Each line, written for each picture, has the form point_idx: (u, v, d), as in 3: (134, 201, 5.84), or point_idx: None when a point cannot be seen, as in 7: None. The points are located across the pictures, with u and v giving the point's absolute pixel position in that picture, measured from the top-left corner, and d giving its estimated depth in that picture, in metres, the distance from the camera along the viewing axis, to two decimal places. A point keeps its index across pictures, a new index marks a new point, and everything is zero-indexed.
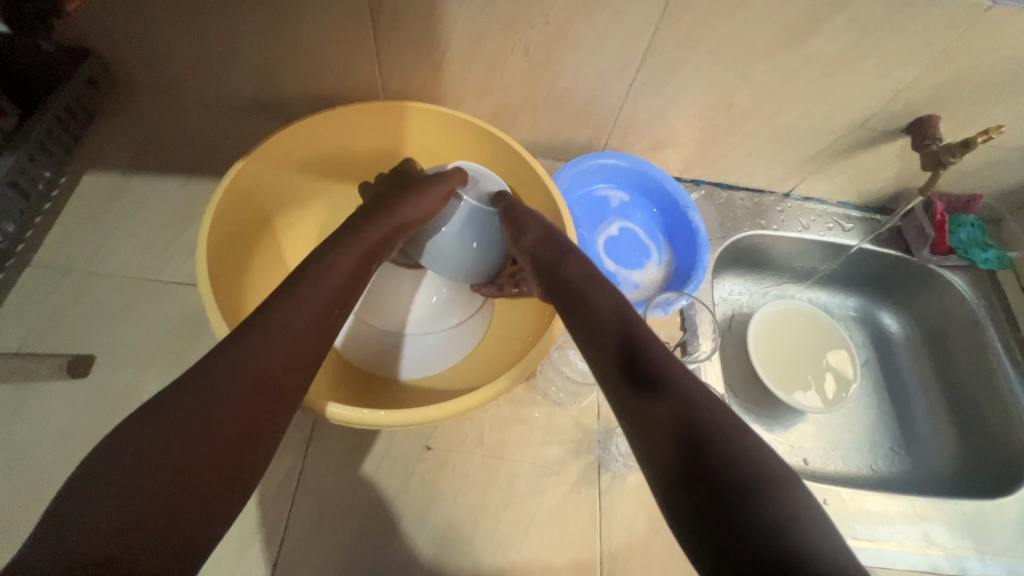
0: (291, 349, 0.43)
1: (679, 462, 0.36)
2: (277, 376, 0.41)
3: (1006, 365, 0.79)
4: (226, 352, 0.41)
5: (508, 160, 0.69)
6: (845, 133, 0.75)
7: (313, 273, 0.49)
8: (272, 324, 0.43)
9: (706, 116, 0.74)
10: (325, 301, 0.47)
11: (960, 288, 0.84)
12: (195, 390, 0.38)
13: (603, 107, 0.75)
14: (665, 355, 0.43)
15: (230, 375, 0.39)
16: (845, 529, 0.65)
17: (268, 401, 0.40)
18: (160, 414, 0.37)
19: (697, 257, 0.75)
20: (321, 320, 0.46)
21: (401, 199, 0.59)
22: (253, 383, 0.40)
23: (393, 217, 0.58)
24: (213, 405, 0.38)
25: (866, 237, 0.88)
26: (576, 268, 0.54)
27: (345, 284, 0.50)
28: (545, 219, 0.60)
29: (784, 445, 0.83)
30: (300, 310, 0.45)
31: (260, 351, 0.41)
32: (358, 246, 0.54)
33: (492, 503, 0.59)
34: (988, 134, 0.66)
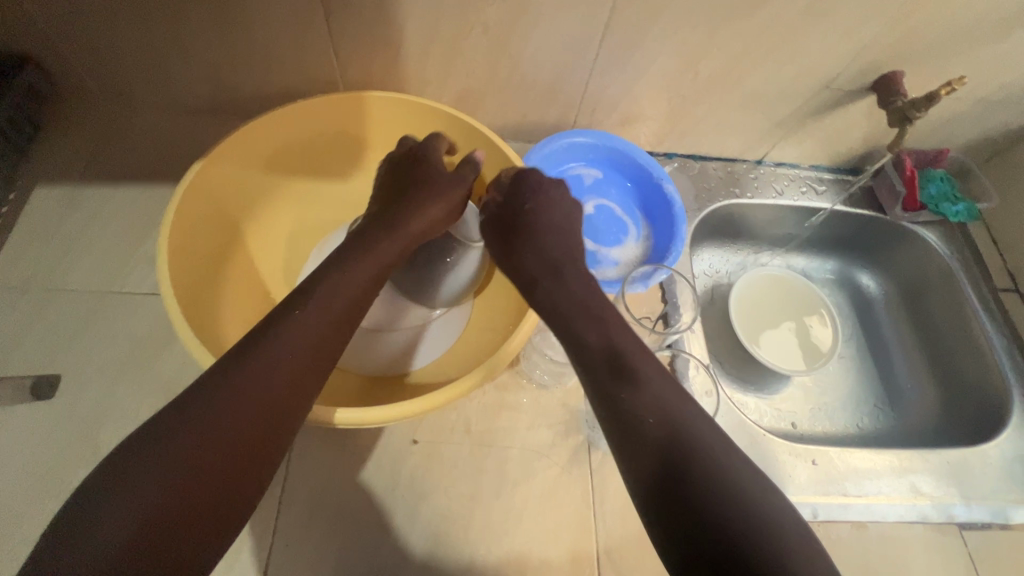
0: (298, 369, 0.43)
1: (659, 481, 0.40)
2: (285, 394, 0.42)
3: (982, 317, 0.81)
4: (231, 366, 0.42)
5: (478, 146, 0.67)
6: (812, 95, 0.75)
7: (315, 287, 0.47)
8: (275, 337, 0.43)
9: (674, 86, 0.74)
10: (335, 317, 0.47)
11: (933, 244, 0.86)
12: (209, 403, 0.39)
13: (570, 84, 0.73)
14: (654, 376, 0.45)
15: (230, 389, 0.40)
16: (835, 486, 0.66)
17: (278, 416, 0.42)
18: (165, 426, 0.38)
19: (675, 230, 0.74)
20: (326, 340, 0.46)
21: (423, 200, 0.59)
22: (260, 402, 0.41)
23: (419, 221, 0.58)
24: (225, 420, 0.39)
25: (839, 198, 0.88)
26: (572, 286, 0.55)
27: (361, 292, 0.50)
28: (546, 219, 0.61)
29: (771, 410, 0.84)
30: (305, 323, 0.45)
31: (264, 367, 0.42)
32: (370, 259, 0.52)
33: (483, 491, 0.59)
34: (951, 86, 0.65)
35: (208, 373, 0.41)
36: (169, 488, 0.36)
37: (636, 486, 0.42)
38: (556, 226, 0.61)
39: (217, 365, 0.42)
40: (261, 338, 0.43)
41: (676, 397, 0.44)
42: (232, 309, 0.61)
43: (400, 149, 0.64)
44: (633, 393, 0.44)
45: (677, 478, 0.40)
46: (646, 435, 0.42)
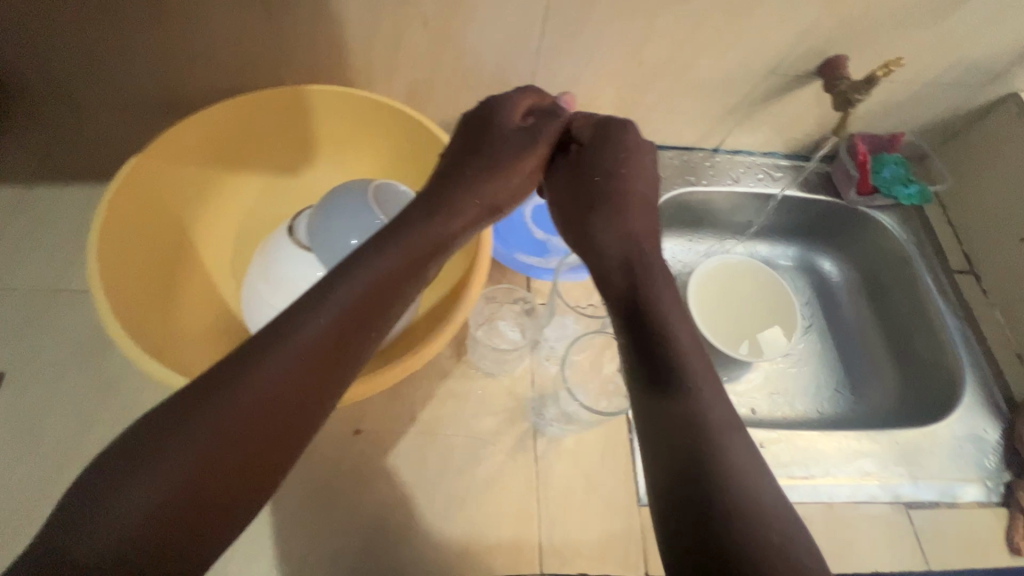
0: (309, 371, 0.43)
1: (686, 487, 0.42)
2: (295, 396, 0.42)
3: (936, 298, 0.81)
4: (228, 368, 0.41)
5: (422, 138, 0.68)
6: (759, 80, 0.75)
7: (334, 282, 0.46)
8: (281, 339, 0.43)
9: (620, 76, 0.74)
10: (350, 313, 0.45)
11: (889, 227, 0.86)
12: (219, 402, 0.40)
13: (516, 75, 0.74)
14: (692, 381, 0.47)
15: (223, 393, 0.40)
16: (781, 468, 0.66)
17: (277, 424, 0.41)
18: (157, 427, 0.39)
19: None
20: (339, 340, 0.45)
21: (487, 177, 0.57)
22: (255, 410, 0.40)
23: (482, 197, 0.57)
24: (230, 418, 0.39)
25: (795, 184, 0.89)
26: (651, 272, 0.54)
27: (375, 292, 0.47)
28: (640, 192, 0.60)
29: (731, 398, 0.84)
30: (313, 323, 0.44)
31: (263, 371, 0.41)
32: (412, 246, 0.51)
33: (425, 478, 0.59)
34: (889, 67, 0.65)
35: (209, 373, 0.42)
36: (173, 484, 0.37)
37: (653, 481, 0.44)
38: (640, 202, 0.60)
39: (223, 361, 0.42)
40: (275, 336, 0.43)
41: (716, 402, 0.46)
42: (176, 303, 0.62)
43: (476, 106, 0.62)
44: (679, 400, 0.46)
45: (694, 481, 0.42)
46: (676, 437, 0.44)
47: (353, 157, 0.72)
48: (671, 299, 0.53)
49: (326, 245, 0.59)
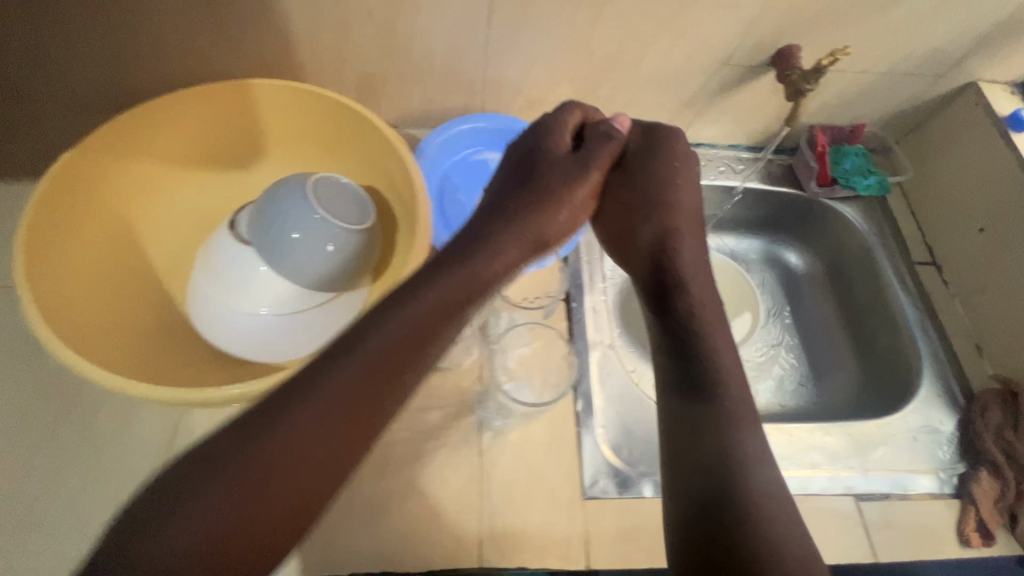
0: (353, 407, 0.43)
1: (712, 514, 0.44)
2: (341, 431, 0.43)
3: (897, 288, 0.81)
4: (283, 401, 0.43)
5: (368, 132, 0.66)
6: (713, 72, 0.75)
7: (381, 317, 0.47)
8: (331, 374, 0.44)
9: (572, 68, 0.74)
10: (394, 350, 0.46)
11: (851, 218, 0.86)
12: (269, 436, 0.41)
13: (468, 68, 0.73)
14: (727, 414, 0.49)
15: (277, 428, 0.41)
16: None
17: (327, 462, 0.42)
18: (214, 455, 0.41)
19: None
20: (382, 376, 0.45)
21: (546, 204, 0.59)
22: (311, 448, 0.41)
23: (541, 224, 0.58)
24: (281, 455, 0.41)
25: (756, 175, 0.88)
26: (702, 289, 0.57)
27: (426, 330, 0.48)
28: (692, 206, 0.63)
29: None
30: (359, 359, 0.45)
31: (316, 408, 0.42)
32: (459, 281, 0.51)
33: (366, 473, 0.59)
34: (834, 56, 0.65)
35: (260, 403, 0.43)
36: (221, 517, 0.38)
37: (671, 498, 0.47)
38: (690, 218, 0.62)
39: (276, 393, 0.44)
40: (320, 369, 0.44)
41: (750, 438, 0.48)
42: (114, 300, 0.62)
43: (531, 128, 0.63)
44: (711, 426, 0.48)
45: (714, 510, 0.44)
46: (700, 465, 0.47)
47: (300, 151, 0.71)
48: (718, 318, 0.55)
49: (268, 238, 0.60)
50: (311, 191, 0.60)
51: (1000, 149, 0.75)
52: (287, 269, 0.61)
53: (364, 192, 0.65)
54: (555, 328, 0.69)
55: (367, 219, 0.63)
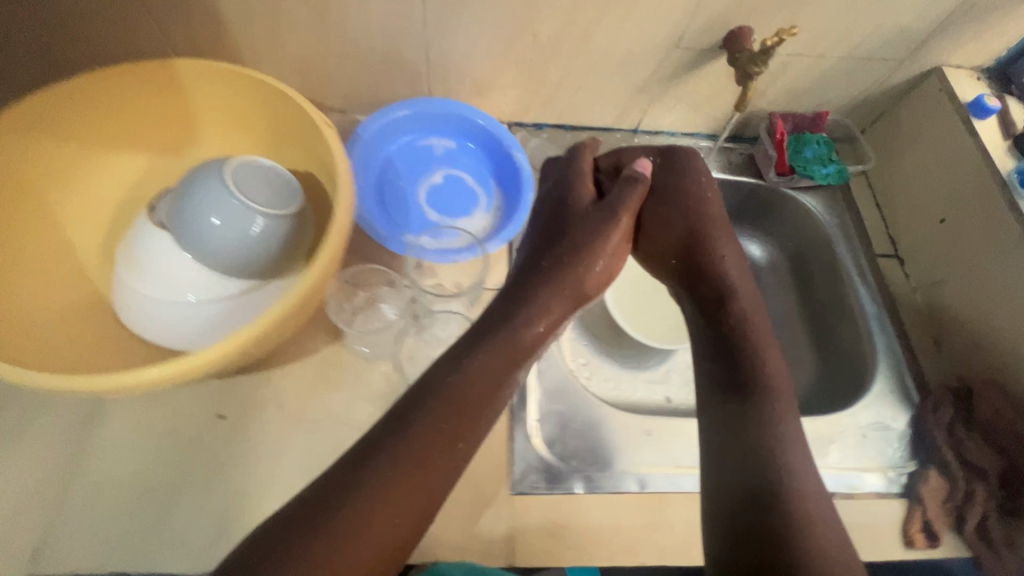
0: (433, 476, 0.45)
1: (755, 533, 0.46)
2: (425, 498, 0.45)
3: (856, 282, 0.78)
4: (378, 455, 0.45)
5: (296, 117, 0.64)
6: (664, 56, 0.72)
7: (456, 380, 0.49)
8: (421, 425, 0.46)
9: (517, 51, 0.71)
10: (465, 419, 0.48)
11: (812, 209, 0.83)
12: (350, 511, 0.42)
13: (408, 50, 0.70)
14: (777, 441, 0.51)
15: (375, 480, 0.43)
16: (668, 456, 0.63)
17: (423, 507, 0.45)
18: (311, 512, 0.42)
19: (521, 201, 0.72)
20: (456, 447, 0.47)
21: (586, 252, 0.61)
22: (387, 519, 0.43)
23: (583, 266, 0.60)
24: (361, 528, 0.41)
25: (714, 165, 0.86)
26: (745, 313, 0.60)
27: (501, 377, 0.51)
28: (725, 227, 0.66)
29: (642, 382, 0.81)
30: (432, 416, 0.47)
31: (410, 459, 0.45)
32: (513, 339, 0.53)
33: (285, 466, 0.58)
34: (779, 37, 0.61)
35: (333, 474, 0.44)
36: None
37: (709, 529, 0.49)
38: (725, 237, 0.65)
39: (350, 459, 0.45)
40: (397, 432, 0.46)
41: (800, 462, 0.50)
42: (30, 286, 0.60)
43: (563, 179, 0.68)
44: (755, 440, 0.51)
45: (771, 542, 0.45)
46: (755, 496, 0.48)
47: (235, 136, 0.69)
48: (761, 343, 0.58)
49: (187, 224, 0.58)
50: (229, 178, 0.58)
51: (961, 135, 0.71)
52: (221, 264, 0.60)
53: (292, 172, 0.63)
54: None
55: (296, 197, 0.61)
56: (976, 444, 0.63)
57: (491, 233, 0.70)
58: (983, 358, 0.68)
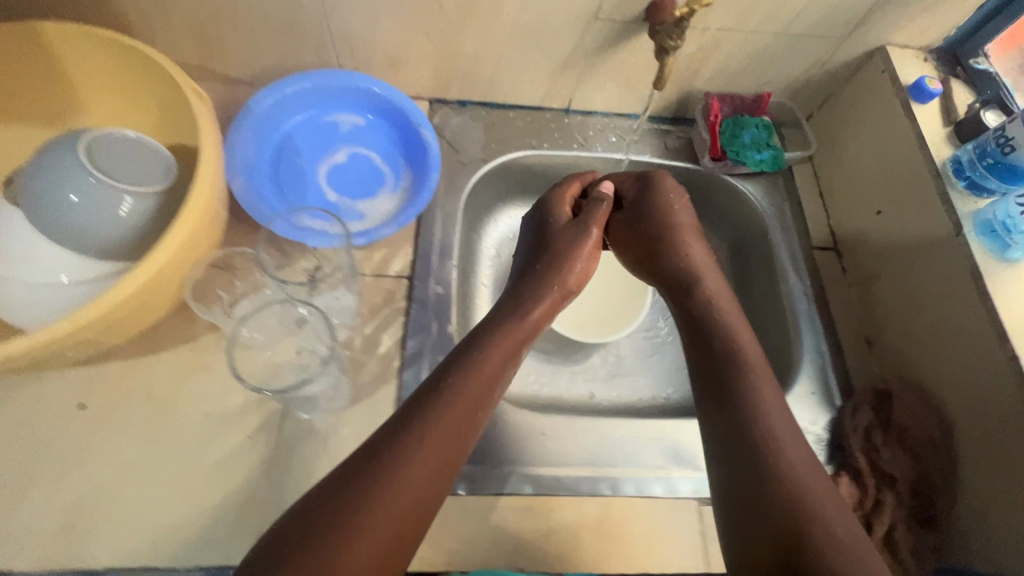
0: (436, 459, 0.44)
1: (777, 543, 0.43)
2: (431, 481, 0.43)
3: (789, 275, 0.73)
4: (378, 457, 0.43)
5: (173, 90, 0.60)
6: (584, 28, 0.67)
7: (456, 367, 0.49)
8: (420, 423, 0.45)
9: (424, 21, 0.66)
10: (468, 404, 0.47)
11: (749, 197, 0.78)
12: (358, 494, 0.41)
13: (306, 17, 0.65)
14: (777, 441, 0.48)
15: (380, 481, 0.41)
16: (562, 457, 0.59)
17: (424, 504, 0.43)
18: (308, 521, 0.40)
19: (427, 183, 0.67)
20: (461, 429, 0.46)
21: (563, 258, 0.63)
22: (395, 504, 0.41)
23: (562, 271, 0.62)
24: (367, 510, 0.40)
25: (649, 147, 0.80)
26: (716, 305, 0.60)
27: (496, 372, 0.51)
28: (691, 220, 0.67)
29: (566, 378, 0.77)
30: (445, 405, 0.46)
31: (412, 458, 0.43)
32: (513, 334, 0.54)
33: (150, 457, 0.55)
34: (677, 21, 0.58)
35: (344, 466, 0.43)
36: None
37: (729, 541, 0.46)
38: (693, 229, 0.67)
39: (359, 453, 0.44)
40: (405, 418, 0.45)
41: (807, 463, 0.47)
42: None
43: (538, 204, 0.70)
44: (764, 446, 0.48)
45: (794, 539, 0.42)
46: (766, 493, 0.45)
47: (111, 105, 0.64)
48: (732, 330, 0.57)
49: (37, 202, 0.53)
50: (89, 156, 0.54)
51: (901, 121, 0.66)
52: (75, 243, 0.54)
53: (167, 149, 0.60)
54: (392, 307, 0.64)
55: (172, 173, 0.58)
56: (891, 456, 0.58)
57: (391, 217, 0.66)
58: (907, 360, 0.64)
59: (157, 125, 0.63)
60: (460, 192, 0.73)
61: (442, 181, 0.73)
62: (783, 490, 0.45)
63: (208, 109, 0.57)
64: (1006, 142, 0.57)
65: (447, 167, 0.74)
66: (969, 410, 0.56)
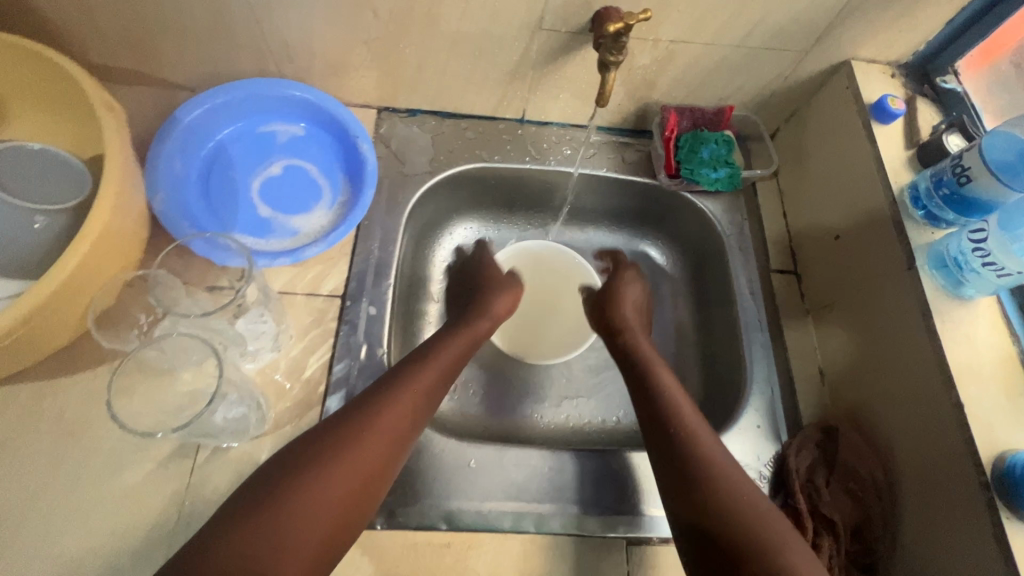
0: (407, 413, 0.54)
1: (694, 509, 0.49)
2: (401, 429, 0.53)
3: (746, 300, 0.69)
4: (356, 412, 0.52)
5: (80, 97, 0.55)
6: (529, 38, 0.64)
7: (423, 352, 0.59)
8: (384, 393, 0.54)
9: (360, 28, 0.63)
10: (435, 375, 0.58)
11: (708, 214, 0.74)
12: (348, 428, 0.51)
13: (236, 24, 0.62)
14: (690, 424, 0.54)
15: (349, 438, 0.50)
16: (490, 489, 0.57)
17: (394, 449, 0.52)
18: (305, 449, 0.49)
19: (363, 197, 0.65)
20: (428, 393, 0.56)
21: (493, 292, 0.70)
22: (373, 442, 0.51)
23: (489, 303, 0.68)
24: (356, 442, 0.50)
25: (606, 161, 0.77)
26: (640, 338, 0.64)
27: (453, 358, 0.61)
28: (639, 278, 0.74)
29: (513, 399, 0.74)
30: (418, 374, 0.57)
31: (383, 413, 0.52)
32: (465, 337, 0.63)
33: (54, 486, 0.53)
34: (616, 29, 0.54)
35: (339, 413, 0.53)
36: (307, 487, 0.47)
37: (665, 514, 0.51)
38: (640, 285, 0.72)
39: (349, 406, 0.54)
40: (383, 382, 0.55)
41: (711, 440, 0.53)
42: None
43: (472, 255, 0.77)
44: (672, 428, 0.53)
45: (704, 501, 0.49)
46: (680, 462, 0.51)
47: (16, 111, 0.58)
48: (639, 340, 0.64)
49: None
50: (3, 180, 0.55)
51: (863, 142, 0.63)
52: None
53: (83, 159, 0.58)
54: (323, 328, 0.62)
55: (85, 178, 0.57)
56: (832, 496, 0.57)
57: (324, 233, 0.63)
58: (856, 395, 0.60)
59: (60, 130, 0.58)
60: (402, 206, 0.70)
61: (384, 195, 0.70)
62: (692, 451, 0.51)
63: (118, 121, 0.54)
64: (962, 172, 0.54)
65: (390, 180, 0.71)
66: (892, 424, 0.56)
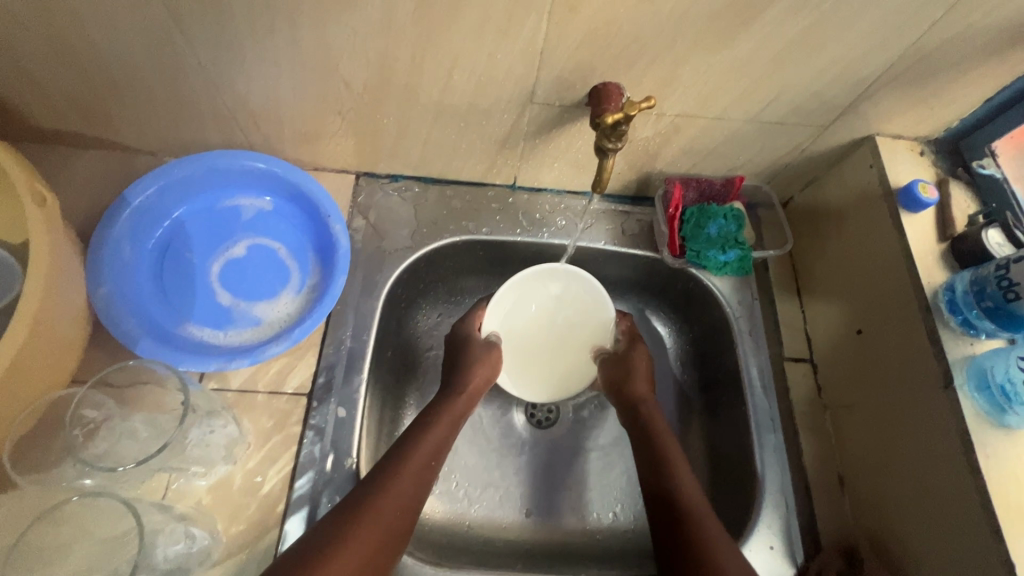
0: (398, 505, 0.48)
1: None
2: (393, 523, 0.47)
3: (757, 395, 0.63)
4: (345, 511, 0.46)
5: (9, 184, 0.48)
6: (519, 111, 0.57)
7: (411, 433, 0.54)
8: (374, 485, 0.48)
9: (332, 99, 0.57)
10: (423, 457, 0.52)
11: (716, 293, 0.68)
12: (335, 527, 0.45)
13: (195, 94, 0.56)
14: (704, 531, 0.49)
15: (338, 538, 0.44)
16: None
17: (386, 548, 0.46)
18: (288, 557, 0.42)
19: (333, 282, 0.59)
20: (420, 478, 0.51)
21: (474, 358, 0.62)
22: (362, 537, 0.45)
23: (468, 370, 0.61)
24: (343, 542, 0.44)
25: (604, 233, 0.70)
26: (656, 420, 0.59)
27: (443, 436, 0.55)
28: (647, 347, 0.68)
29: (498, 494, 0.67)
30: (408, 459, 0.51)
31: (375, 507, 0.47)
32: (448, 417, 0.57)
33: None
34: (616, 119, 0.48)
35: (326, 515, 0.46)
36: None
37: None
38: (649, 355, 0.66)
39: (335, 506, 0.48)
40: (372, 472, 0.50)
41: (728, 550, 0.48)
42: None
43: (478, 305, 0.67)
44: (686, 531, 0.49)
45: None
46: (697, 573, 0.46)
47: None
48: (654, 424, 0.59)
49: None
50: None
51: (890, 230, 0.56)
52: None
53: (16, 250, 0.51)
54: (284, 434, 0.55)
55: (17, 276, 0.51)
56: None
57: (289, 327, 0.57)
58: (886, 521, 0.54)
59: None
60: (378, 287, 0.64)
61: (359, 275, 0.64)
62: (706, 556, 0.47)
63: (50, 214, 0.48)
64: (1009, 286, 0.48)
65: (366, 257, 0.65)
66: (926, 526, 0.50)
